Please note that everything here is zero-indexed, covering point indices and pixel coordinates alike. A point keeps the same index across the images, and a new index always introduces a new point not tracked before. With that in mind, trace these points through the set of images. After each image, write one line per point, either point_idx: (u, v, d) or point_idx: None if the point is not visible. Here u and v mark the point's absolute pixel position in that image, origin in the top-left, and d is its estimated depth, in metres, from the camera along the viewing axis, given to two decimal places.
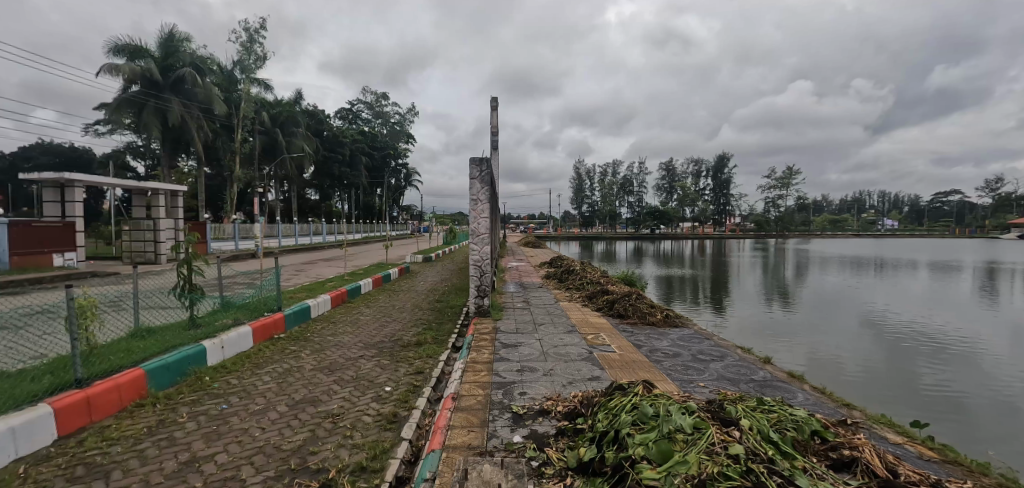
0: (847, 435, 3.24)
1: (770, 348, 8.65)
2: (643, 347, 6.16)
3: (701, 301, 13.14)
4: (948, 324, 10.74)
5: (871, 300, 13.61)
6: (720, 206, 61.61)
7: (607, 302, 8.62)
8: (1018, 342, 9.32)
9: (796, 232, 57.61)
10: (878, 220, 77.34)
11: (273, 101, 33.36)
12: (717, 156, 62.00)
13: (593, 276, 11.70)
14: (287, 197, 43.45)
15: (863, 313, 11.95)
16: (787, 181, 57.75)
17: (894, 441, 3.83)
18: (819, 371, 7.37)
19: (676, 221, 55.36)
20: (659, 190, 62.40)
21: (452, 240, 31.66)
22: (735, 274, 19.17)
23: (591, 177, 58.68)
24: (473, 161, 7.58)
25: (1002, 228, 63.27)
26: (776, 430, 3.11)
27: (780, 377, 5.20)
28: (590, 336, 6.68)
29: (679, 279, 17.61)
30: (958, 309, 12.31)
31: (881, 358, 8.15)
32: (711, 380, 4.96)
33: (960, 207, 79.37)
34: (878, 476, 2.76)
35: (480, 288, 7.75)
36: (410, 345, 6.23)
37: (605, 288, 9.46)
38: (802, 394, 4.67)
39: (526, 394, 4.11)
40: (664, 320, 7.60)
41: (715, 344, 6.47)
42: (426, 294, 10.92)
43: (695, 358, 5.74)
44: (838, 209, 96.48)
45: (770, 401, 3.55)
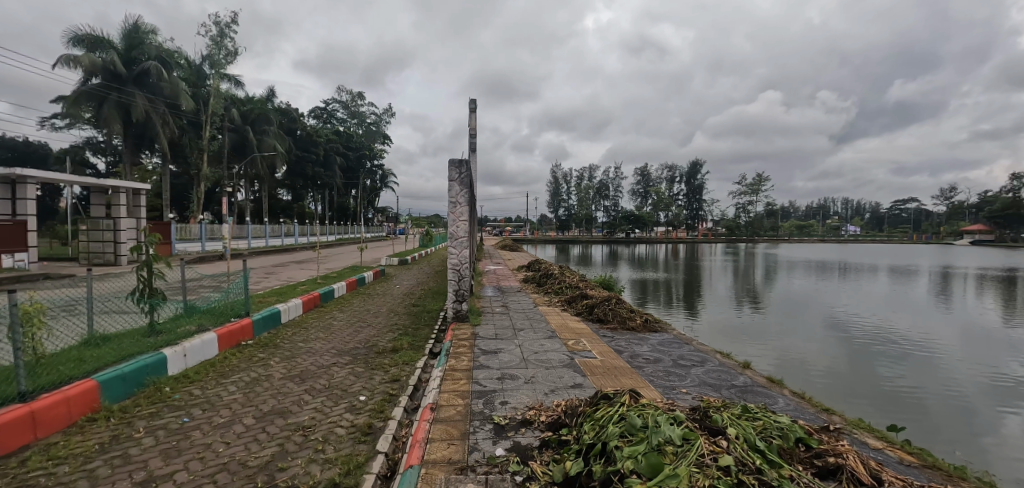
0: (831, 442, 3.28)
1: (744, 350, 8.80)
2: (624, 353, 6.14)
3: (675, 304, 13.31)
4: (909, 326, 11.18)
5: (837, 303, 14.05)
6: (693, 211, 62.93)
7: (586, 306, 8.59)
8: (973, 343, 9.77)
9: (765, 237, 59.31)
10: (842, 226, 80.44)
11: (244, 98, 32.38)
12: (690, 162, 63.38)
13: (571, 280, 11.68)
14: (258, 197, 42.18)
15: (830, 316, 12.32)
16: (756, 188, 59.43)
17: (874, 446, 3.90)
18: (792, 373, 7.52)
19: (651, 225, 56.25)
20: (634, 194, 63.31)
21: (428, 242, 31.32)
22: (708, 278, 19.54)
23: (568, 180, 59.09)
24: (453, 162, 7.45)
25: (954, 235, 66.67)
26: (763, 438, 3.12)
27: (760, 382, 5.25)
28: (570, 341, 6.62)
29: (654, 283, 17.82)
30: (917, 312, 12.83)
31: (849, 360, 8.40)
32: (693, 385, 4.97)
33: (917, 214, 83.34)
34: (864, 485, 2.84)
35: (459, 292, 7.61)
36: (385, 351, 6.04)
37: (584, 292, 9.44)
38: (782, 400, 4.72)
39: (507, 403, 4.00)
40: (643, 325, 7.62)
41: (695, 349, 6.51)
42: (403, 298, 10.67)
43: (676, 364, 5.75)
44: (803, 215, 99.88)
45: (754, 408, 3.56)
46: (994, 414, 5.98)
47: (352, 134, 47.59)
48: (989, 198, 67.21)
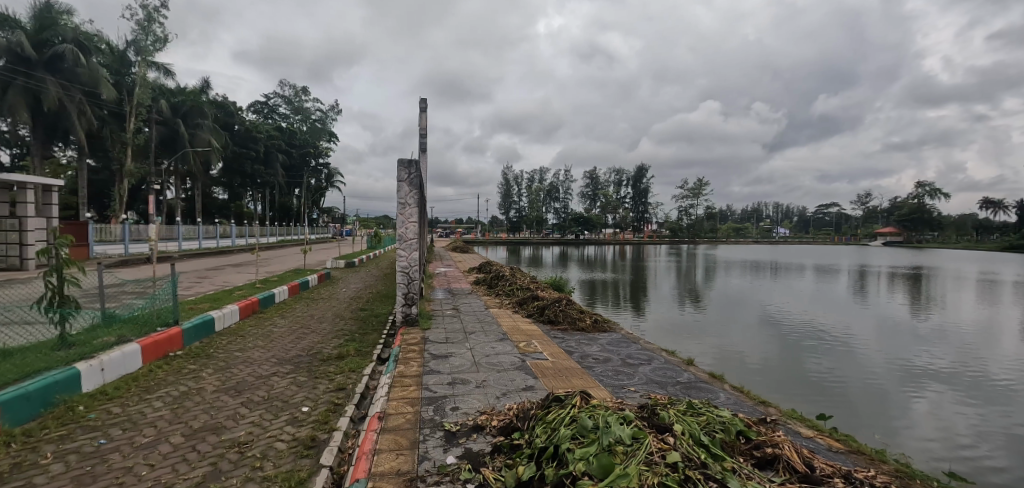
0: (769, 433, 3.48)
1: (687, 347, 9.19)
2: (574, 353, 6.23)
3: (622, 304, 13.69)
4: (831, 321, 12.14)
5: (769, 300, 15.03)
6: (639, 214, 65.23)
7: (537, 308, 8.66)
8: (885, 334, 10.75)
9: (704, 238, 62.59)
10: (773, 228, 86.35)
11: (174, 89, 30.14)
12: (636, 167, 65.70)
13: (522, 281, 11.75)
14: (190, 196, 39.37)
15: (762, 312, 13.15)
16: (697, 192, 62.60)
17: (806, 434, 4.17)
18: (730, 367, 7.93)
19: (599, 227, 57.84)
20: (584, 197, 64.80)
21: (376, 244, 30.51)
22: (653, 278, 20.27)
23: (519, 182, 59.50)
24: (402, 163, 7.27)
25: (868, 237, 73.32)
26: (707, 433, 3.25)
27: (703, 378, 5.49)
28: (521, 343, 6.64)
29: (602, 283, 18.25)
30: (838, 307, 13.96)
31: (780, 353, 8.98)
32: (641, 383, 5.11)
33: (837, 218, 90.90)
34: (798, 473, 3.03)
35: (408, 295, 7.43)
36: (330, 359, 5.77)
37: (535, 293, 9.51)
38: (723, 394, 4.96)
39: (458, 409, 3.93)
40: (593, 325, 7.77)
41: (642, 348, 6.71)
42: (349, 302, 10.27)
43: (625, 363, 5.91)
44: (739, 218, 106.16)
45: (698, 403, 3.71)
46: (904, 399, 6.59)
47: (295, 130, 45.64)
48: (896, 203, 74.48)
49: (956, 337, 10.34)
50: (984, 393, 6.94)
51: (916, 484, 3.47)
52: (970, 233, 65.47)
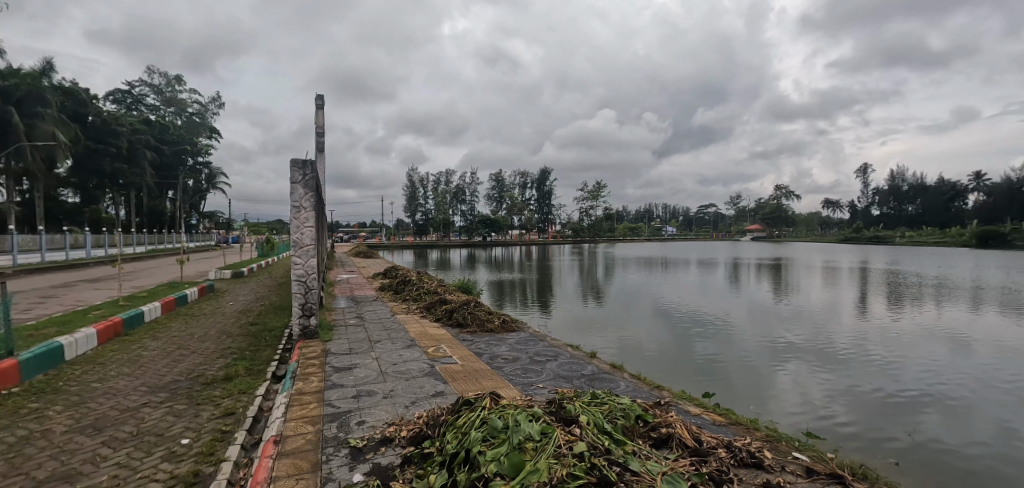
0: (663, 415, 3.80)
1: (591, 340, 9.71)
2: (484, 355, 6.26)
3: (530, 303, 14.03)
4: (712, 308, 13.59)
5: (660, 293, 16.42)
6: (543, 215, 67.56)
7: (446, 311, 8.56)
8: (753, 316, 12.32)
9: (603, 237, 66.69)
10: (662, 227, 94.64)
11: (2, 70, 24.96)
12: (540, 170, 68.00)
13: (430, 286, 11.53)
14: (26, 199, 32.84)
15: (655, 304, 14.33)
16: (596, 194, 66.49)
17: (694, 412, 4.62)
18: (629, 357, 8.51)
19: (506, 228, 58.91)
20: (490, 199, 65.56)
21: (269, 251, 28.01)
22: (557, 276, 21.07)
23: (425, 185, 58.41)
24: (295, 163, 6.76)
25: (739, 233, 83.43)
26: (610, 420, 3.47)
27: (605, 368, 5.83)
28: (430, 348, 6.53)
29: (511, 284, 18.55)
30: (716, 296, 15.69)
31: (671, 340, 9.86)
32: (548, 379, 5.29)
33: (713, 217, 102.25)
34: (688, 448, 3.35)
35: (306, 306, 6.92)
36: (215, 382, 5.16)
37: (443, 297, 9.39)
38: (623, 382, 5.31)
39: (365, 422, 3.74)
40: (501, 326, 7.88)
41: (548, 344, 6.95)
42: (237, 317, 9.28)
43: (533, 360, 6.07)
44: (632, 218, 114.65)
45: (601, 393, 3.93)
46: (771, 373, 7.57)
47: (168, 125, 40.15)
48: (759, 203, 85.84)
49: (807, 317, 12.15)
50: (830, 362, 8.22)
51: (782, 445, 4.02)
52: (815, 229, 77.37)
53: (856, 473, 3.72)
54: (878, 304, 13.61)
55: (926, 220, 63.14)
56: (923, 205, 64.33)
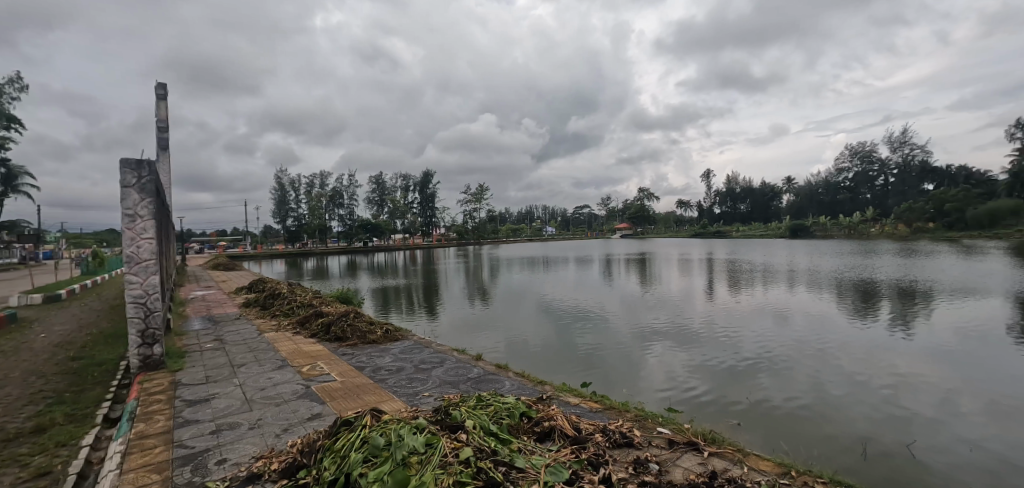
0: (545, 409, 4.00)
1: (478, 341, 9.80)
2: (366, 369, 5.96)
3: (417, 309, 13.67)
4: (588, 301, 14.64)
5: (542, 290, 17.20)
6: (427, 219, 66.63)
7: (323, 325, 7.97)
8: (624, 307, 13.55)
9: (488, 239, 67.87)
10: (542, 227, 99.38)
11: None
12: (422, 172, 66.91)
13: (304, 298, 10.63)
14: None
15: (538, 301, 14.98)
16: (479, 196, 67.42)
17: (574, 402, 4.94)
18: (516, 354, 8.77)
19: (389, 233, 56.78)
20: (371, 203, 62.64)
21: (95, 268, 23.31)
22: (443, 280, 20.88)
23: (297, 187, 53.71)
24: (127, 164, 5.73)
25: (610, 231, 91.25)
26: (495, 422, 3.55)
27: (490, 370, 5.95)
28: (305, 367, 6.03)
29: (395, 290, 17.90)
30: (592, 290, 16.93)
31: (553, 334, 10.39)
32: (434, 387, 5.24)
33: (587, 217, 110.43)
34: (569, 438, 3.57)
35: (147, 333, 5.88)
36: (17, 437, 4.14)
37: (319, 310, 8.73)
38: (508, 382, 5.47)
39: (227, 461, 3.32)
40: (384, 336, 7.58)
41: (435, 351, 6.87)
42: (48, 352, 7.54)
43: (418, 369, 5.95)
44: (515, 220, 118.56)
45: (486, 396, 4.00)
46: (641, 357, 8.38)
47: None
48: (625, 204, 94.92)
49: (666, 304, 13.70)
50: (686, 342, 9.36)
51: (648, 422, 4.49)
52: (671, 226, 87.87)
53: (706, 438, 4.31)
54: (720, 289, 15.90)
55: (755, 217, 76.00)
56: (749, 204, 77.12)
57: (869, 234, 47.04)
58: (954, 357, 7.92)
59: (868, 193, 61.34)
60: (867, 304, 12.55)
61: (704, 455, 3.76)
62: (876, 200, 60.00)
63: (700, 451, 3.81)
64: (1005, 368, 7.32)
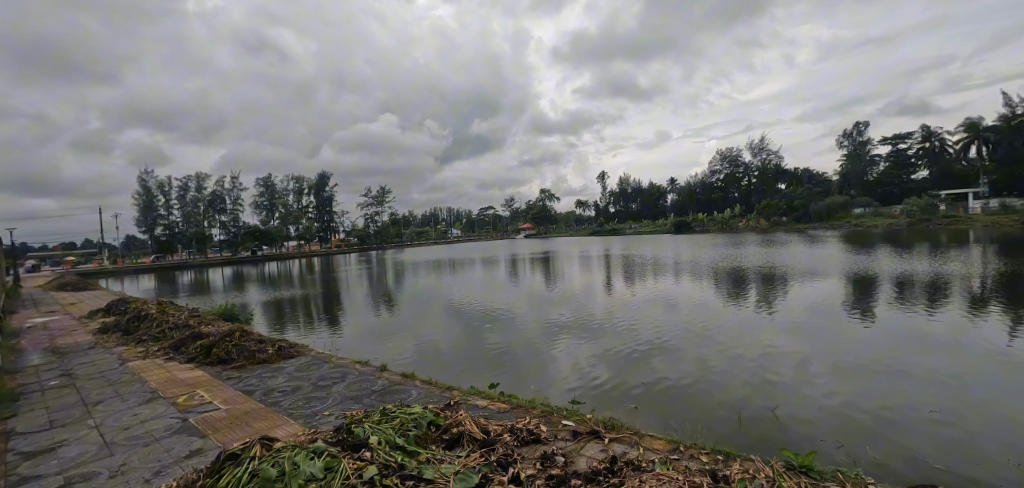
0: (453, 415, 3.98)
1: (384, 349, 9.45)
2: (257, 392, 5.46)
3: (316, 321, 12.76)
4: (497, 301, 14.84)
5: (450, 293, 17.08)
6: (324, 224, 62.63)
7: (203, 347, 7.12)
8: (530, 304, 13.96)
9: (392, 244, 65.66)
10: (448, 229, 98.61)
11: None
12: (318, 174, 62.72)
13: (179, 318, 9.40)
14: None
15: (447, 304, 14.85)
16: (381, 199, 64.97)
17: (482, 405, 4.97)
18: (425, 359, 8.60)
19: (281, 240, 52.37)
20: (258, 207, 57.27)
21: None
22: (344, 288, 19.74)
23: (166, 191, 47.26)
24: None
25: (515, 232, 93.37)
26: (402, 435, 3.46)
27: (396, 380, 5.78)
28: (181, 397, 5.35)
29: (290, 302, 16.54)
30: (500, 290, 17.18)
31: (462, 336, 10.38)
32: (335, 405, 4.97)
33: (492, 218, 111.75)
34: (477, 441, 3.60)
35: None
36: None
37: (197, 330, 7.77)
38: (415, 391, 5.35)
39: None
40: (277, 354, 7.00)
41: (335, 366, 6.50)
42: None
43: (317, 387, 5.59)
44: (419, 222, 116.11)
45: (391, 409, 3.88)
46: (548, 352, 8.69)
47: None
48: (529, 205, 97.74)
49: (571, 299, 14.35)
50: (590, 334, 9.88)
51: (553, 416, 4.68)
52: (572, 225, 92.37)
53: (607, 425, 4.60)
54: (617, 283, 17.03)
55: (644, 215, 82.71)
56: (640, 203, 83.77)
57: (738, 228, 53.68)
58: (805, 329, 9.31)
59: (736, 192, 70.20)
60: (737, 289, 14.30)
61: (605, 441, 4.01)
62: (743, 198, 68.98)
63: (602, 439, 4.05)
64: (841, 335, 8.80)
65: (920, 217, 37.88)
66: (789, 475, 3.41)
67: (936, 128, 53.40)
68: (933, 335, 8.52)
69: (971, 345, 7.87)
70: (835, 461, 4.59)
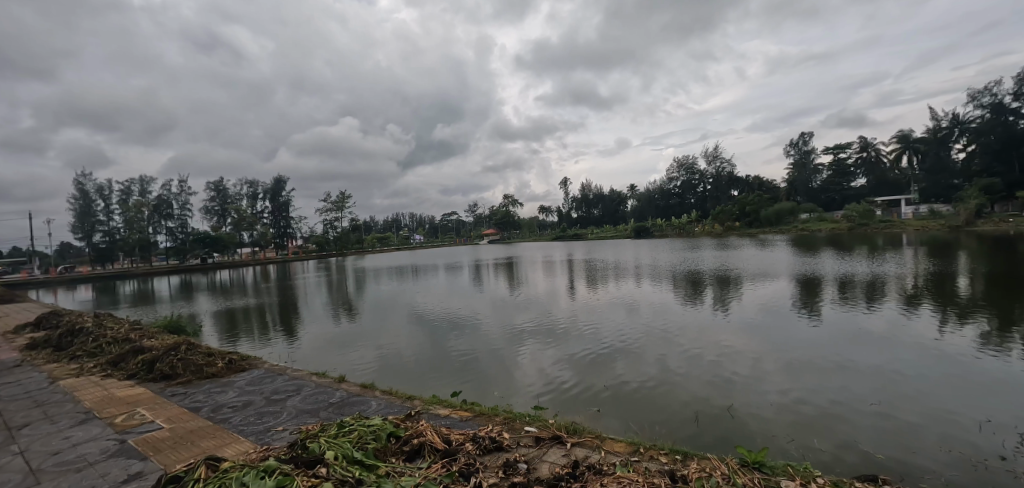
0: (414, 426, 3.91)
1: (344, 358, 9.19)
2: (203, 409, 5.17)
3: (272, 331, 12.23)
4: (460, 307, 14.73)
5: (413, 300, 16.78)
6: (280, 230, 60.36)
7: (144, 363, 6.67)
8: (494, 310, 13.93)
9: (352, 250, 63.94)
10: (411, 235, 97.13)
11: None
12: (273, 178, 60.43)
13: (118, 331, 8.77)
14: None
15: (410, 311, 14.60)
16: (341, 204, 63.22)
17: (444, 414, 4.90)
18: (386, 368, 8.41)
19: (234, 247, 49.95)
20: (208, 213, 54.49)
21: None
22: (302, 296, 19.04)
23: (106, 195, 44.24)
24: None
25: (479, 237, 93.02)
26: (359, 448, 3.39)
27: (354, 392, 5.61)
28: (119, 417, 4.99)
29: (243, 311, 15.78)
30: (463, 296, 17.05)
31: (425, 343, 10.22)
32: (289, 420, 4.79)
33: (456, 224, 111.03)
34: (439, 451, 3.56)
35: None
36: None
37: (138, 344, 7.28)
38: (374, 402, 5.21)
39: None
40: (226, 368, 6.66)
41: (290, 378, 6.26)
42: None
43: (270, 401, 5.36)
44: (381, 228, 113.74)
45: (348, 422, 3.79)
46: (513, 357, 8.69)
47: None
48: (493, 210, 97.72)
49: (535, 304, 14.41)
50: (554, 338, 9.95)
51: (516, 423, 4.67)
52: (536, 230, 92.95)
53: (569, 429, 4.64)
54: (580, 287, 17.23)
55: (605, 220, 84.31)
56: (602, 209, 85.43)
57: (695, 232, 55.57)
58: (759, 329, 9.72)
59: (693, 198, 72.76)
60: (695, 292, 14.78)
61: (568, 446, 4.03)
62: (699, 204, 71.56)
63: (564, 444, 4.08)
64: (791, 333, 9.26)
65: (859, 222, 40.48)
66: (742, 471, 3.56)
67: (872, 139, 57.25)
68: (873, 331, 9.08)
69: (907, 340, 8.43)
70: (785, 456, 4.80)
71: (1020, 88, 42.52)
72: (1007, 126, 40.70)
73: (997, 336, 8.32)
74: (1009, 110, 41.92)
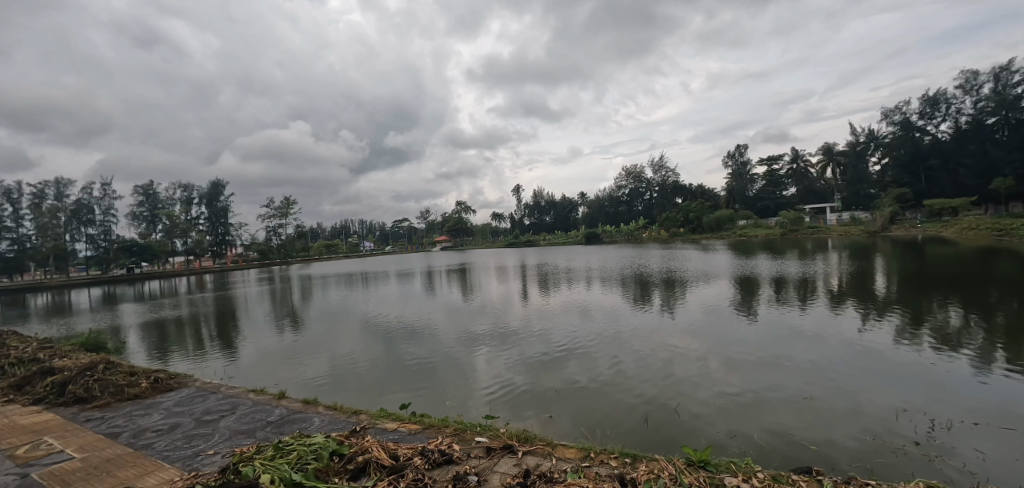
0: (359, 442, 3.77)
1: (290, 371, 8.83)
2: (123, 434, 4.73)
3: (208, 346, 11.44)
4: (412, 315, 14.52)
5: (363, 308, 16.39)
6: (218, 237, 56.58)
7: (54, 385, 6.02)
8: (449, 316, 13.74)
9: (296, 258, 61.06)
10: (361, 242, 94.31)
11: None
12: (210, 182, 56.93)
13: (26, 350, 7.89)
14: None
15: (360, 319, 14.25)
16: (285, 211, 60.20)
17: (391, 428, 4.75)
18: (336, 379, 8.16)
19: (164, 256, 45.93)
20: (136, 218, 50.38)
21: None
22: (240, 307, 17.92)
23: (15, 199, 39.88)
24: None
25: (431, 243, 91.98)
26: (299, 469, 3.23)
27: (295, 408, 5.34)
28: (21, 448, 4.45)
29: (174, 323, 14.76)
30: (416, 303, 16.83)
31: (377, 351, 9.97)
32: (221, 442, 4.49)
33: (406, 230, 108.58)
34: (385, 467, 3.47)
35: None
36: None
37: (48, 365, 6.56)
38: (317, 419, 4.99)
39: None
40: (152, 387, 6.15)
41: (224, 396, 5.88)
42: None
43: (200, 422, 4.98)
44: (329, 236, 110.16)
45: (287, 440, 3.61)
46: (468, 362, 8.66)
47: None
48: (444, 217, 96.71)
49: (489, 310, 14.45)
50: (507, 343, 10.02)
51: (466, 435, 4.57)
52: (488, 237, 92.98)
53: (520, 438, 4.61)
54: (532, 292, 17.44)
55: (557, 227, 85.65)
56: (554, 216, 86.62)
57: (642, 238, 57.44)
58: (704, 330, 10.09)
59: (641, 206, 75.31)
60: (643, 293, 15.41)
61: (519, 455, 4.00)
62: (647, 211, 73.98)
63: (515, 453, 4.03)
64: (733, 332, 9.74)
65: (791, 228, 43.52)
66: (688, 471, 3.67)
67: (801, 151, 61.56)
68: (805, 329, 9.65)
69: (836, 336, 9.05)
70: (728, 452, 4.99)
71: (924, 108, 47.37)
72: (914, 142, 45.36)
73: (911, 331, 9.07)
74: (915, 127, 46.59)
